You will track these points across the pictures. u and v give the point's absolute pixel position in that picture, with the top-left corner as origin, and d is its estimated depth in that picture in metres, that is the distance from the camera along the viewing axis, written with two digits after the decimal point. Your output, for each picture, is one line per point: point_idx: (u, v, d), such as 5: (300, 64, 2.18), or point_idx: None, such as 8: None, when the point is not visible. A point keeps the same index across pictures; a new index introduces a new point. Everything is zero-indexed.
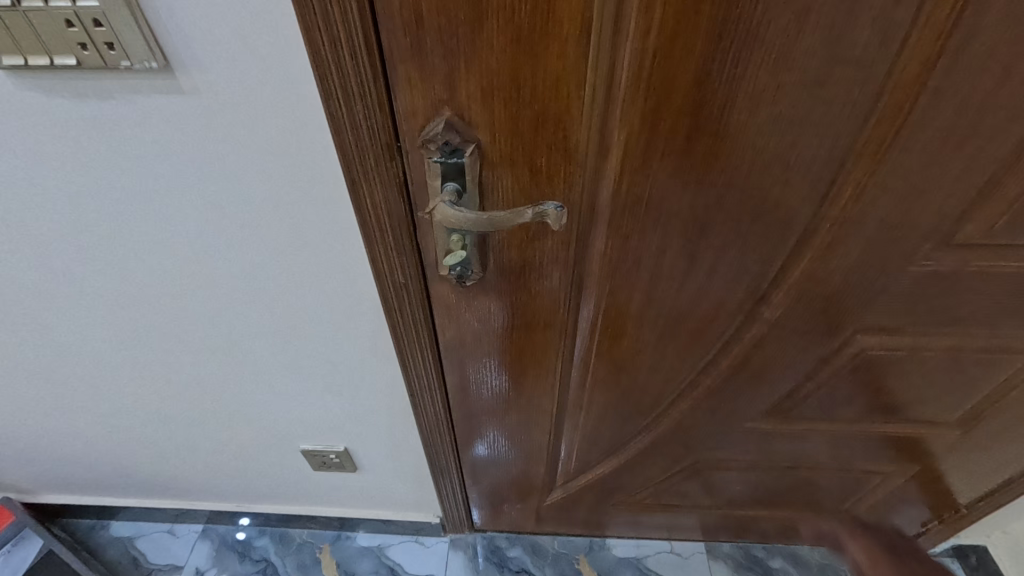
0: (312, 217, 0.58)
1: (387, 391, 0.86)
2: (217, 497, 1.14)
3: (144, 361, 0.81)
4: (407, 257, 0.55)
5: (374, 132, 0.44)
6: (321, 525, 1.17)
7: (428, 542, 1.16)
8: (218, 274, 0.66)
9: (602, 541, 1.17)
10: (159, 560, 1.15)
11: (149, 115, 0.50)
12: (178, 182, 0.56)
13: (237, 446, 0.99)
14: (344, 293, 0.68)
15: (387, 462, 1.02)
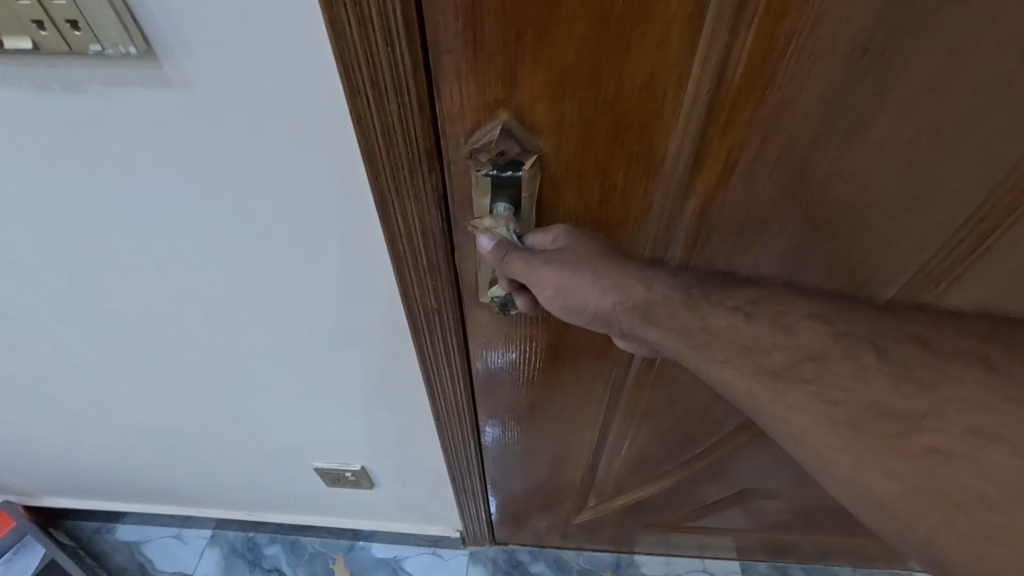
0: (330, 229, 0.51)
1: (410, 405, 0.79)
2: (226, 506, 1.08)
3: (147, 370, 0.74)
4: (441, 282, 0.47)
5: (410, 138, 0.36)
6: (335, 535, 1.11)
7: (446, 555, 1.10)
8: (223, 285, 0.59)
9: (630, 557, 1.10)
10: (167, 568, 1.10)
11: (133, 110, 0.42)
12: (172, 185, 0.47)
13: (248, 456, 0.94)
14: (365, 305, 0.61)
15: (407, 476, 0.96)
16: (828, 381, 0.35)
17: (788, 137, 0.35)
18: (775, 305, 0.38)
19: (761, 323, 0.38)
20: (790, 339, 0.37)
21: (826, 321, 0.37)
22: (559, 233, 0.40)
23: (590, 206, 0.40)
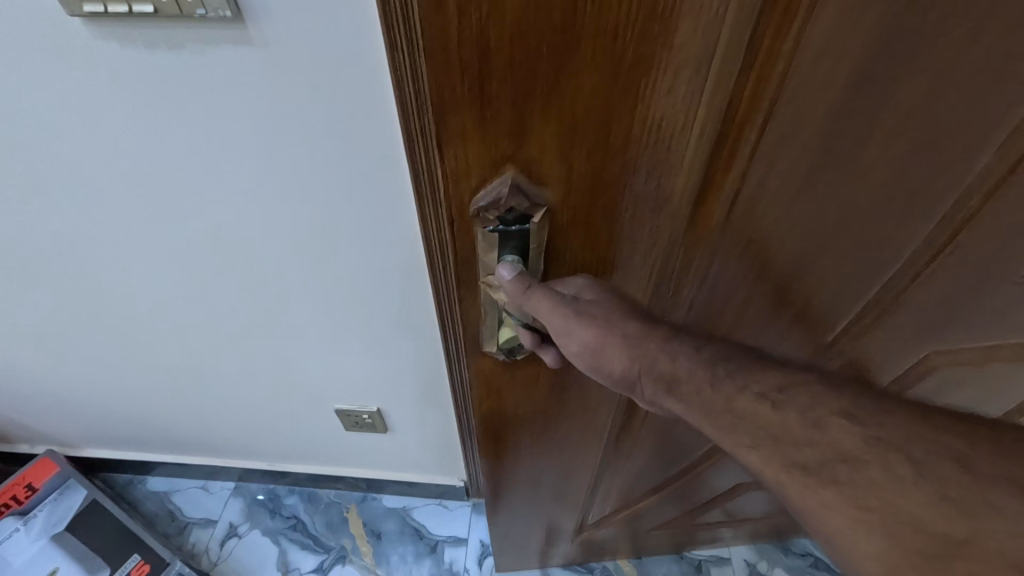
0: (363, 188, 0.60)
1: (423, 343, 0.84)
2: (247, 456, 1.14)
3: (180, 305, 0.80)
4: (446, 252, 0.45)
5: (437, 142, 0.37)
6: (349, 486, 1.19)
7: (451, 505, 1.18)
8: (266, 224, 0.65)
9: None
10: (194, 514, 1.19)
11: (232, 72, 0.50)
12: (225, 102, 0.53)
13: (272, 407, 0.99)
14: (379, 222, 0.64)
15: (421, 424, 1.00)
16: (863, 489, 0.31)
17: (788, 166, 0.36)
18: (805, 394, 0.35)
19: (788, 412, 0.34)
20: (819, 435, 0.33)
21: (858, 416, 0.33)
22: (582, 286, 0.40)
23: (595, 249, 0.39)
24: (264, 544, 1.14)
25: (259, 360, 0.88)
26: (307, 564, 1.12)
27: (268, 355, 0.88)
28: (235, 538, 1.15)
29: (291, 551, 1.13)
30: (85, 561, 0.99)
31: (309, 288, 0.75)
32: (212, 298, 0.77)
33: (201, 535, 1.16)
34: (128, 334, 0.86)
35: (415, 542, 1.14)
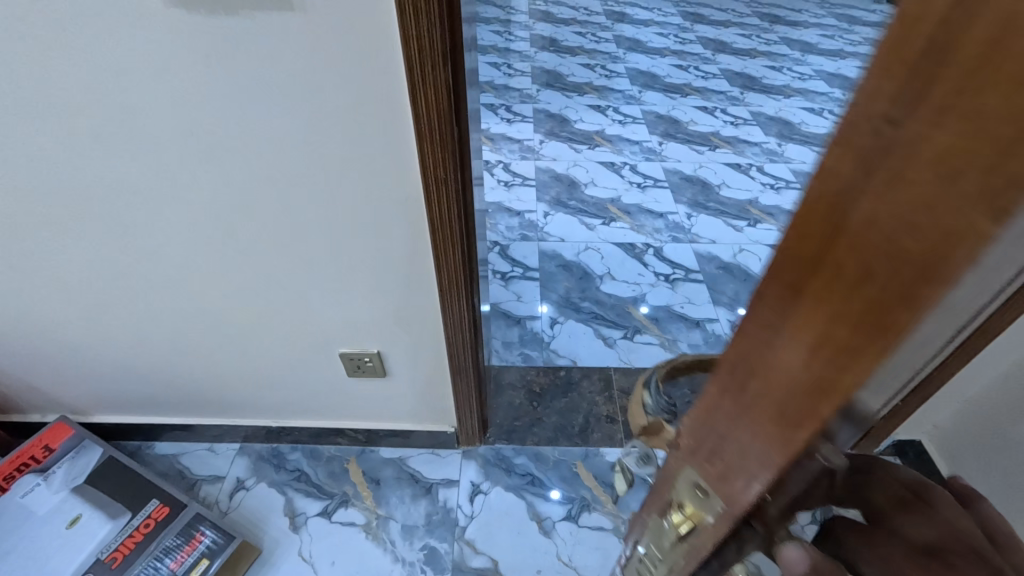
0: (374, 131, 0.69)
1: (420, 299, 0.94)
2: (254, 413, 1.24)
3: (203, 260, 0.89)
4: (449, 116, 0.67)
5: (433, 45, 0.60)
6: (348, 440, 1.29)
7: (444, 453, 1.30)
8: (291, 172, 0.75)
9: (596, 450, 1.32)
10: (203, 472, 1.26)
11: (279, 31, 0.60)
12: (262, 64, 0.63)
13: (282, 360, 1.08)
14: (387, 177, 0.74)
15: (416, 375, 1.11)
16: None
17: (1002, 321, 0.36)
18: None
19: None
20: None
21: None
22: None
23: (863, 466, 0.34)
24: (270, 494, 1.23)
25: (271, 311, 0.98)
26: (312, 509, 1.21)
27: (279, 308, 0.97)
28: (242, 491, 1.23)
29: (296, 498, 1.22)
30: (108, 509, 1.06)
31: (321, 236, 0.84)
32: (232, 251, 0.87)
33: (211, 489, 1.23)
34: (151, 291, 0.95)
35: (411, 485, 1.24)
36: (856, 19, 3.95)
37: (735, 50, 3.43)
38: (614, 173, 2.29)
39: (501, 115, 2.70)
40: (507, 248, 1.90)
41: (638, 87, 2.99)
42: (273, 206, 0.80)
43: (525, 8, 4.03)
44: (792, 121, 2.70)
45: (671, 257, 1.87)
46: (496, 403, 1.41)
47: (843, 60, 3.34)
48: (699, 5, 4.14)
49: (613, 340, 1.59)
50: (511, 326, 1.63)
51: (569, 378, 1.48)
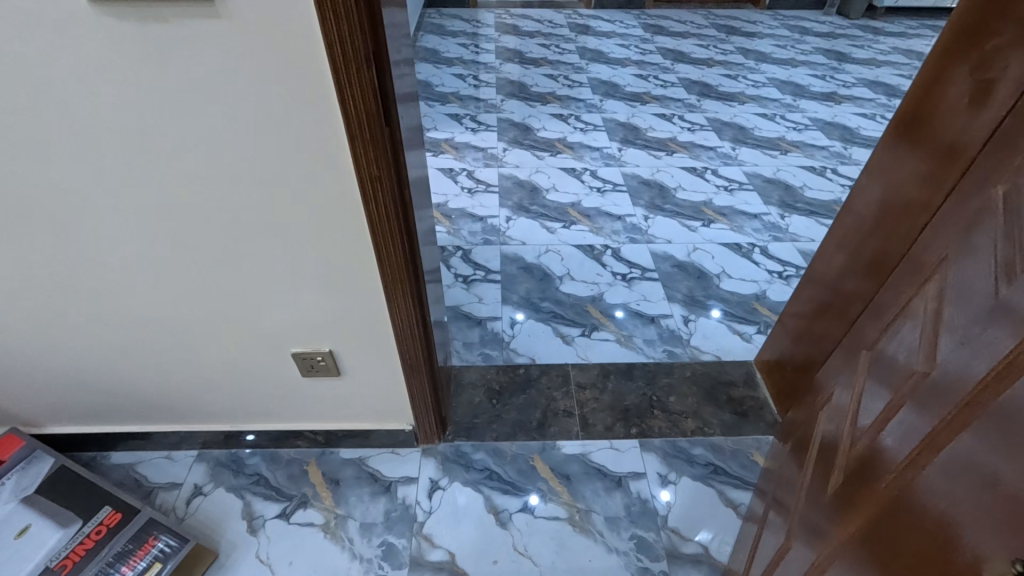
0: (308, 134, 0.73)
1: (366, 298, 0.97)
2: (212, 418, 1.25)
3: (148, 264, 0.91)
4: (377, 115, 0.71)
5: (356, 47, 0.64)
6: (307, 442, 1.31)
7: (403, 452, 1.32)
8: (231, 174, 0.78)
9: (552, 443, 1.36)
10: (159, 479, 1.26)
11: (209, 37, 0.64)
12: (195, 69, 0.67)
13: (236, 364, 1.10)
14: (325, 179, 0.78)
15: (370, 373, 1.13)
16: None
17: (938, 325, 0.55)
18: None
19: None
20: None
21: None
22: None
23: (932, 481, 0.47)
24: (228, 499, 1.23)
25: (222, 314, 1.00)
26: (270, 511, 1.21)
27: (229, 310, 0.99)
28: (200, 497, 1.23)
29: (254, 502, 1.23)
30: (58, 517, 1.06)
31: (266, 237, 0.87)
32: (178, 254, 0.89)
33: (168, 496, 1.23)
34: (98, 298, 0.96)
35: (371, 484, 1.26)
36: (807, 30, 4.14)
37: (693, 60, 3.56)
38: (575, 179, 2.36)
39: (466, 125, 2.75)
40: (469, 253, 1.94)
41: (599, 96, 3.08)
42: (216, 208, 0.82)
43: (491, 21, 4.12)
44: (746, 126, 2.81)
45: (628, 257, 1.94)
46: (456, 402, 1.44)
47: (794, 68, 3.49)
48: (659, 17, 4.28)
49: (571, 338, 1.63)
50: (472, 327, 1.66)
51: (527, 375, 1.51)
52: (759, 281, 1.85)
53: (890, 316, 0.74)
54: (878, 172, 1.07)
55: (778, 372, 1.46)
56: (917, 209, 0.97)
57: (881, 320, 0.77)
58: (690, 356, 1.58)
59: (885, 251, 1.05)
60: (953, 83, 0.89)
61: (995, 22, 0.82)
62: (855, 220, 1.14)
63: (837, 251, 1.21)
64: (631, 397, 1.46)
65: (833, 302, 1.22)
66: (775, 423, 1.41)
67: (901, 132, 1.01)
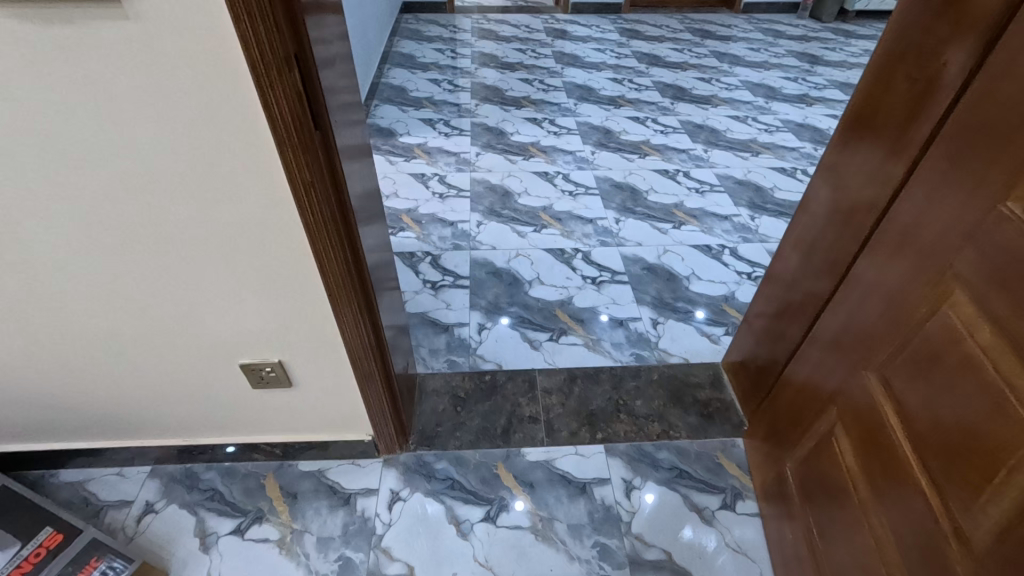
0: (237, 141, 0.71)
1: (312, 308, 0.95)
2: (164, 433, 1.21)
3: (80, 275, 0.87)
4: (304, 120, 0.69)
5: (275, 49, 0.62)
6: (264, 455, 1.28)
7: (363, 463, 1.29)
8: (159, 179, 0.75)
9: (517, 450, 1.33)
10: (109, 497, 1.22)
11: (123, 40, 0.62)
12: (110, 73, 0.64)
13: (183, 376, 1.07)
14: (260, 186, 0.76)
15: (323, 383, 1.11)
16: None
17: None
18: None
19: None
20: None
21: None
22: None
23: None
24: (181, 516, 1.20)
25: (163, 325, 0.97)
26: (224, 528, 1.18)
27: (171, 321, 0.96)
28: (151, 514, 1.20)
29: (208, 518, 1.19)
30: None
31: (204, 244, 0.84)
32: (111, 264, 0.86)
33: (117, 515, 1.19)
34: (30, 311, 0.93)
35: (329, 497, 1.23)
36: (780, 33, 4.19)
37: (668, 64, 3.58)
38: (547, 183, 2.35)
39: (439, 130, 2.73)
40: (438, 258, 1.92)
41: (574, 99, 3.08)
42: (149, 215, 0.80)
43: (468, 26, 4.11)
44: (718, 128, 2.82)
45: (599, 260, 1.93)
46: (419, 410, 1.42)
47: (768, 70, 3.52)
48: (636, 22, 4.31)
49: (539, 342, 1.62)
50: (439, 333, 1.64)
51: (493, 381, 1.49)
52: (727, 283, 1.85)
53: (895, 333, 0.81)
54: (830, 174, 1.07)
55: (742, 373, 1.45)
56: (864, 210, 0.96)
57: (884, 337, 0.84)
58: (657, 359, 1.57)
59: (835, 254, 1.05)
60: (894, 81, 0.89)
61: (927, 24, 0.83)
62: (809, 223, 1.15)
63: (794, 253, 1.22)
64: (597, 402, 1.45)
65: (790, 301, 1.23)
66: (741, 424, 1.41)
67: (849, 134, 1.01)
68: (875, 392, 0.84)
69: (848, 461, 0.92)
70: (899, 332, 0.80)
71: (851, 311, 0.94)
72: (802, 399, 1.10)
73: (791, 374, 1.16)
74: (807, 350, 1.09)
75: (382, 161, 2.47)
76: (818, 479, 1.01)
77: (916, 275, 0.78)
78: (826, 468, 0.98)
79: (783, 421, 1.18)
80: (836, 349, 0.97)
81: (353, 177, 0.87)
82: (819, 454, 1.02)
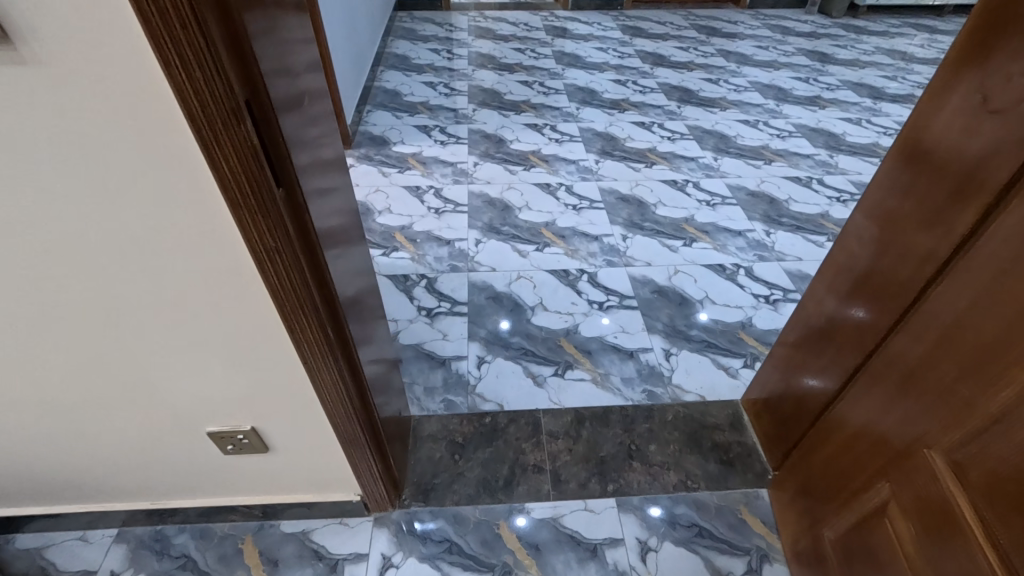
0: (183, 205, 0.58)
1: (287, 376, 0.83)
2: (130, 496, 1.09)
3: (11, 345, 0.75)
4: (262, 179, 0.56)
5: (218, 99, 0.49)
6: (242, 516, 1.16)
7: (352, 523, 1.18)
8: (93, 246, 0.63)
9: (521, 506, 1.22)
10: (70, 567, 1.10)
11: (28, 93, 0.49)
12: (16, 129, 0.51)
13: (145, 443, 0.95)
14: (216, 254, 0.64)
15: (304, 447, 0.99)
16: None
17: None
18: None
19: None
20: None
21: None
22: None
23: None
24: None
25: (116, 393, 0.85)
26: None
27: (128, 389, 0.84)
28: None
29: None
30: None
31: (156, 314, 0.72)
32: (48, 334, 0.74)
33: None
34: None
35: (314, 564, 1.12)
36: (788, 30, 4.04)
37: (673, 63, 3.44)
38: (549, 196, 2.22)
39: (435, 137, 2.60)
40: (434, 281, 1.79)
41: (576, 103, 2.94)
42: (87, 285, 0.67)
43: (465, 24, 3.96)
44: (727, 133, 2.69)
45: (606, 283, 1.81)
46: (414, 459, 1.30)
47: (776, 70, 3.38)
48: (638, 18, 4.16)
49: (543, 378, 1.50)
50: (436, 368, 1.52)
51: (494, 425, 1.37)
52: (743, 307, 1.73)
53: (972, 401, 0.71)
54: (877, 206, 0.95)
55: (765, 415, 1.33)
56: (918, 251, 0.84)
57: (963, 411, 0.72)
58: (671, 396, 1.45)
59: (881, 297, 0.93)
60: (955, 107, 0.77)
61: (1006, 41, 0.70)
62: (850, 258, 1.02)
63: (829, 290, 1.09)
64: (607, 447, 1.33)
65: (825, 342, 1.11)
66: (764, 472, 1.29)
67: (900, 162, 0.89)
68: (943, 466, 0.74)
69: (904, 543, 0.81)
70: (980, 403, 0.69)
71: (917, 369, 0.81)
72: (846, 458, 0.98)
73: (830, 423, 1.05)
74: (852, 398, 0.98)
75: (374, 172, 2.34)
76: (865, 552, 0.90)
77: (1014, 344, 0.65)
78: (877, 542, 0.87)
79: (819, 471, 1.07)
80: (891, 406, 0.87)
81: (331, 232, 0.75)
82: (866, 524, 0.90)
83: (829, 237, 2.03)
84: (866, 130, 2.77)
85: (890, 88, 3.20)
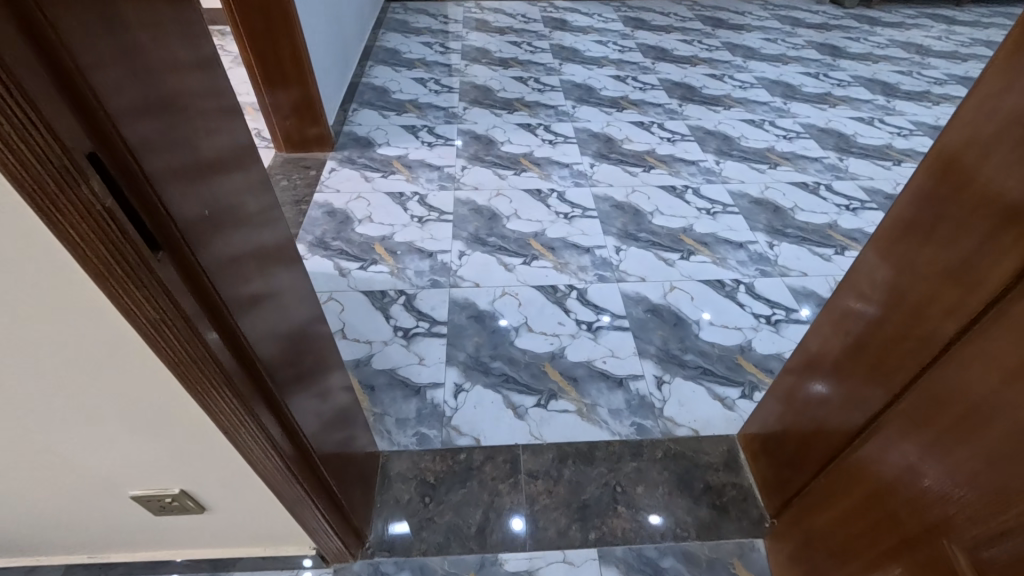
0: (41, 277, 0.48)
1: (211, 441, 0.73)
2: (64, 551, 1.00)
3: None
4: (128, 243, 0.45)
5: (41, 155, 0.38)
6: (190, 568, 1.07)
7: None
8: None
9: (494, 556, 1.12)
10: None
11: None
12: None
13: (67, 505, 0.85)
14: (94, 326, 0.53)
15: (244, 505, 0.89)
16: None
17: None
18: None
19: None
20: None
21: None
22: None
23: None
24: None
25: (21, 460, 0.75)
26: None
27: (33, 456, 0.74)
28: None
29: None
30: None
31: (43, 387, 0.62)
32: None
33: None
34: None
35: None
36: (798, 22, 3.86)
37: (676, 58, 3.28)
38: (540, 203, 2.10)
39: (422, 138, 2.48)
40: (413, 298, 1.69)
41: (572, 101, 2.80)
42: None
43: (460, 16, 3.81)
44: (731, 134, 2.55)
45: (596, 300, 1.69)
46: (380, 501, 1.20)
47: (785, 65, 3.22)
48: (641, 9, 3.98)
49: (524, 409, 1.39)
50: (409, 397, 1.41)
51: (469, 462, 1.27)
52: (742, 329, 1.61)
53: (1007, 491, 0.59)
54: (895, 240, 0.82)
55: (764, 455, 1.22)
56: (945, 300, 0.72)
57: (997, 502, 0.60)
58: (662, 431, 1.35)
59: (898, 346, 0.81)
60: (998, 133, 0.64)
61: None
62: (863, 294, 0.90)
63: (839, 327, 0.97)
64: (590, 489, 1.23)
65: (832, 383, 0.99)
66: (761, 519, 1.19)
67: (925, 192, 0.76)
68: (969, 559, 0.63)
69: None
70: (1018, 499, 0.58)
71: (940, 440, 0.70)
72: (855, 522, 0.87)
73: (837, 479, 0.93)
74: (861, 454, 0.87)
75: (356, 177, 2.22)
76: None
77: None
78: None
79: (824, 531, 0.96)
80: (907, 476, 0.75)
81: (251, 286, 0.64)
82: None
83: (837, 250, 1.90)
84: (878, 131, 2.62)
85: (904, 85, 3.04)
